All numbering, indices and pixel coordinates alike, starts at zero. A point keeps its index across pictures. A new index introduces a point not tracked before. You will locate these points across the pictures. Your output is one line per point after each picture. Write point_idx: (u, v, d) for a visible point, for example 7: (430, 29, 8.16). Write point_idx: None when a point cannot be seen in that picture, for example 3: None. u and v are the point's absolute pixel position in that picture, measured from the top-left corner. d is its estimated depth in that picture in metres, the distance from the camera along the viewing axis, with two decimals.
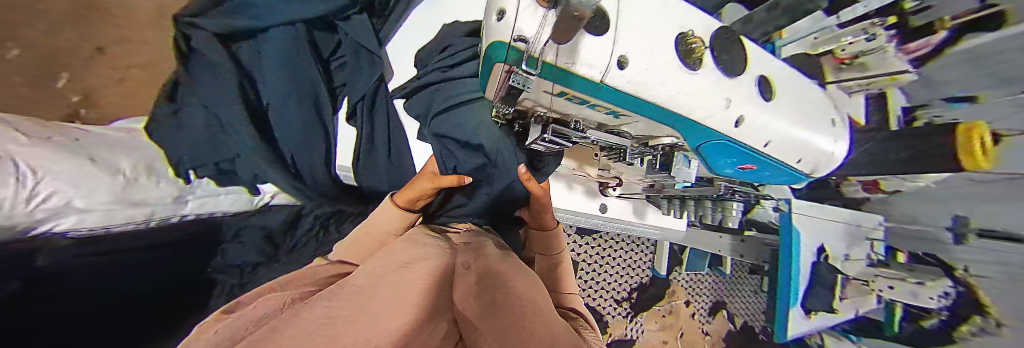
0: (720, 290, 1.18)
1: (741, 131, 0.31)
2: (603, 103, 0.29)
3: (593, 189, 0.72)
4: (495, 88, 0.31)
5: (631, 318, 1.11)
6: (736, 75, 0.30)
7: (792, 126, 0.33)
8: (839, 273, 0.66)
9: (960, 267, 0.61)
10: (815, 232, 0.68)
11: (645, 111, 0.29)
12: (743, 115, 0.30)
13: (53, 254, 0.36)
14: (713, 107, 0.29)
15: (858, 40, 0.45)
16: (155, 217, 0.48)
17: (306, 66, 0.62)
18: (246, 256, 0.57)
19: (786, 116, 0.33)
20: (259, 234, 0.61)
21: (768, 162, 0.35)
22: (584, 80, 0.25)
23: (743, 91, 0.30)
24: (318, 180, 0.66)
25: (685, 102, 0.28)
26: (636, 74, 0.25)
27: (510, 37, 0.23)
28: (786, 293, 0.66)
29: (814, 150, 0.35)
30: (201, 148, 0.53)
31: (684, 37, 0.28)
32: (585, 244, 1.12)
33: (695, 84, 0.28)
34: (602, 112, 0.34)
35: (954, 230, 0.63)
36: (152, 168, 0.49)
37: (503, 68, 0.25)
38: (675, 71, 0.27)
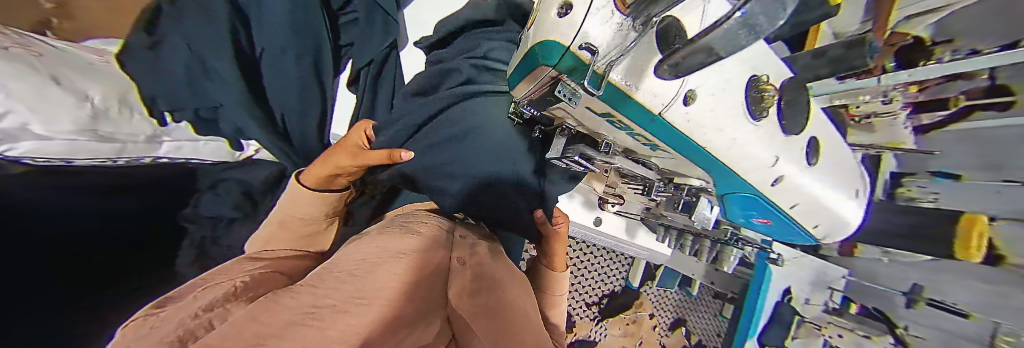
0: (684, 308, 1.24)
1: (776, 189, 0.31)
2: (647, 134, 0.29)
3: (592, 200, 0.72)
4: (535, 85, 0.29)
5: (597, 322, 1.16)
6: (793, 133, 0.29)
7: (824, 193, 0.33)
8: (797, 315, 0.72)
9: (902, 326, 0.66)
10: (785, 276, 0.70)
11: (690, 151, 0.29)
12: (784, 174, 0.30)
13: (6, 178, 0.32)
14: (762, 162, 0.29)
15: (874, 102, 0.44)
16: (124, 157, 0.45)
17: (311, 17, 0.56)
18: (222, 209, 0.55)
19: (823, 182, 0.33)
20: (237, 188, 0.58)
21: (786, 221, 0.35)
22: (637, 106, 0.24)
23: (794, 150, 0.30)
24: (308, 145, 0.62)
25: (737, 150, 0.27)
26: (698, 111, 0.25)
27: (573, 41, 0.21)
28: (746, 325, 0.71)
29: (834, 217, 0.35)
30: (177, 88, 0.48)
31: (758, 79, 0.26)
32: (568, 247, 1.14)
33: (752, 135, 0.27)
34: (639, 141, 0.33)
35: (907, 294, 0.65)
36: (125, 101, 0.45)
37: (550, 72, 0.25)
38: (738, 118, 0.26)
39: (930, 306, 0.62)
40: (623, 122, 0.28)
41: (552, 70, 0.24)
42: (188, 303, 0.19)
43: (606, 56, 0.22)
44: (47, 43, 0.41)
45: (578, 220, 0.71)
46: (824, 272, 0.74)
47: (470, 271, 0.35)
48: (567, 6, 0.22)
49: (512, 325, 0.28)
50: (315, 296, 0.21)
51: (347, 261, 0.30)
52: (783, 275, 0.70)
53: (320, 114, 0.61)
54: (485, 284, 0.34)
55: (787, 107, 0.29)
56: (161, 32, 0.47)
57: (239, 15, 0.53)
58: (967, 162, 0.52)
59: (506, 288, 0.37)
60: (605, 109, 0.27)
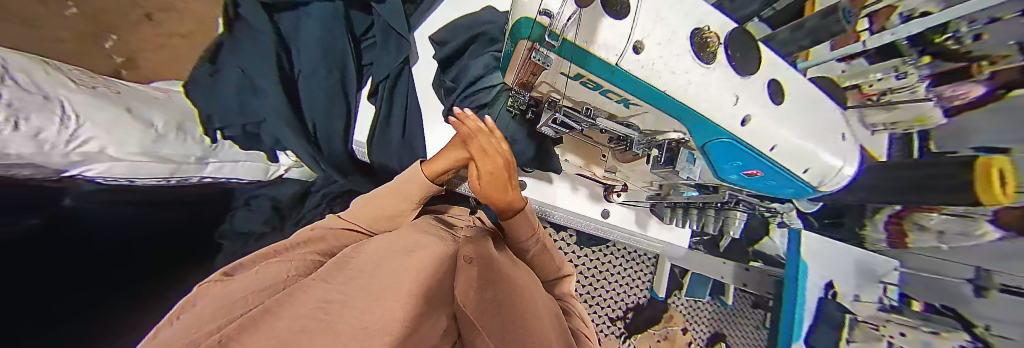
0: (721, 321, 1.13)
1: (746, 131, 0.32)
2: (614, 89, 0.31)
3: (598, 193, 0.72)
4: (518, 61, 0.34)
5: (624, 339, 1.07)
6: (747, 74, 0.31)
7: (801, 136, 0.33)
8: (848, 313, 0.65)
9: (980, 324, 0.58)
10: (821, 266, 0.65)
11: (655, 100, 0.30)
12: (750, 114, 0.31)
13: (74, 196, 0.36)
14: (722, 101, 0.30)
15: (887, 77, 0.55)
16: (176, 177, 0.50)
17: (336, 46, 0.65)
18: (252, 224, 0.60)
19: (794, 122, 0.33)
20: (268, 203, 0.64)
21: (773, 167, 0.35)
22: (600, 62, 0.27)
23: (754, 91, 0.31)
24: (335, 152, 0.68)
25: (694, 92, 0.29)
26: (649, 58, 0.27)
27: (536, 12, 0.26)
28: (789, 323, 0.63)
29: (821, 161, 0.34)
30: (230, 109, 0.57)
31: (701, 31, 0.29)
32: (584, 254, 1.11)
33: (706, 77, 0.29)
34: (614, 101, 0.34)
35: (974, 282, 0.60)
36: (183, 127, 0.51)
37: (526, 44, 0.30)
38: (688, 63, 0.28)
39: (1003, 295, 0.57)
40: (592, 82, 0.31)
41: (527, 43, 0.29)
42: (210, 301, 0.21)
43: (561, 18, 0.26)
44: (122, 83, 0.49)
45: (586, 213, 0.71)
46: (868, 262, 0.68)
47: (480, 267, 0.35)
48: None
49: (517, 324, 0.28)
50: (325, 291, 0.23)
51: (354, 253, 0.33)
52: (819, 264, 0.65)
53: (343, 120, 0.67)
54: (494, 273, 0.35)
55: (735, 54, 0.31)
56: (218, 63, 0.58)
57: (281, 44, 0.63)
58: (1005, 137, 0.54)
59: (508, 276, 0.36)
60: (573, 70, 0.30)
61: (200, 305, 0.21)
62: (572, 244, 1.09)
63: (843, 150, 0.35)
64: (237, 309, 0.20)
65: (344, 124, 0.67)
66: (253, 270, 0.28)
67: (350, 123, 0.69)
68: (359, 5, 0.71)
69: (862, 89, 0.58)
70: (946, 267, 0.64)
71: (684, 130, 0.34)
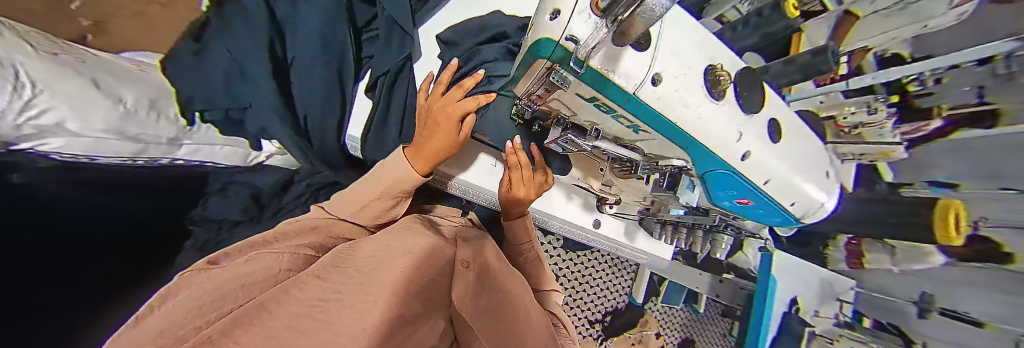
0: (692, 327, 1.19)
1: (745, 165, 0.33)
2: (626, 114, 0.31)
3: (590, 203, 0.73)
4: (535, 77, 0.33)
5: (602, 342, 1.11)
6: (752, 112, 0.32)
7: (794, 173, 0.35)
8: (806, 327, 0.70)
9: (919, 342, 0.65)
10: (789, 284, 0.69)
11: (663, 129, 0.31)
12: (750, 150, 0.33)
13: (28, 172, 0.33)
14: (728, 136, 0.31)
15: (858, 112, 0.56)
16: (141, 157, 0.47)
17: (335, 35, 0.62)
18: (229, 212, 0.59)
19: (789, 159, 0.35)
20: (246, 191, 0.62)
21: (763, 199, 0.37)
22: (618, 89, 0.28)
23: (756, 128, 0.33)
24: (327, 148, 0.67)
25: (703, 126, 0.30)
26: (666, 90, 0.28)
27: (561, 35, 0.25)
28: (755, 334, 0.67)
29: (808, 197, 0.36)
30: (215, 95, 0.53)
31: (713, 69, 0.30)
32: (569, 259, 1.13)
33: (715, 113, 0.30)
34: (624, 124, 0.35)
35: (919, 304, 0.65)
36: (156, 104, 0.47)
37: (546, 63, 0.29)
38: (701, 97, 0.29)
39: (941, 316, 0.62)
40: (604, 104, 0.31)
41: (547, 62, 0.29)
42: (183, 297, 0.20)
43: (587, 46, 0.25)
44: (87, 51, 0.44)
45: (576, 221, 0.72)
46: (830, 282, 0.74)
47: (474, 273, 0.37)
48: (555, 11, 0.26)
49: (511, 333, 0.29)
50: (322, 290, 0.23)
51: (351, 254, 0.32)
52: (787, 282, 0.69)
53: (338, 116, 0.65)
54: (491, 285, 0.36)
55: (744, 92, 0.31)
56: (203, 42, 0.52)
57: (276, 27, 0.59)
58: (968, 172, 0.55)
59: (503, 288, 0.37)
60: (591, 93, 0.30)
61: (176, 298, 0.20)
62: (557, 248, 1.11)
63: (826, 187, 0.38)
64: (210, 310, 0.19)
65: (337, 122, 0.66)
66: (242, 258, 0.27)
67: (343, 118, 0.66)
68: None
69: (835, 120, 0.59)
70: (894, 289, 0.70)
71: (687, 158, 0.36)
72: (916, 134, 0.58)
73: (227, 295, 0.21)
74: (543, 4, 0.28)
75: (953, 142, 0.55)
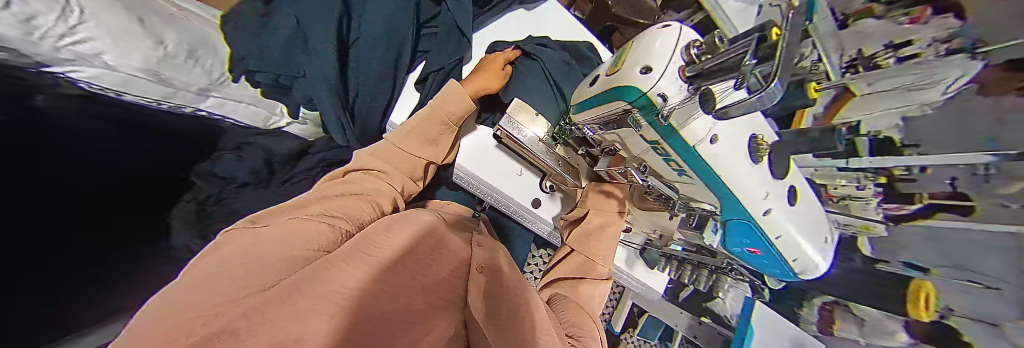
0: None
1: (766, 221, 0.35)
2: (679, 162, 0.33)
3: None
4: (604, 113, 0.35)
5: None
6: (779, 178, 0.34)
7: (802, 237, 0.37)
8: None
9: None
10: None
11: (706, 180, 0.33)
12: (772, 208, 0.34)
13: (53, 98, 0.32)
14: (757, 195, 0.33)
15: (849, 185, 0.47)
16: (168, 101, 0.46)
17: (400, 29, 0.64)
18: (238, 171, 0.56)
19: (803, 223, 0.36)
20: (259, 154, 0.59)
21: (773, 252, 0.38)
22: (681, 139, 0.30)
23: (782, 192, 0.35)
24: (367, 127, 0.67)
25: (744, 184, 0.32)
26: (722, 150, 0.30)
27: (651, 89, 0.27)
28: None
29: (810, 258, 0.38)
30: (271, 58, 0.54)
31: (757, 139, 0.32)
32: None
33: (752, 173, 0.32)
34: (670, 168, 0.37)
35: None
36: (195, 53, 0.47)
37: (624, 105, 0.31)
38: (743, 159, 0.31)
39: None
40: (663, 149, 0.33)
41: (626, 104, 0.31)
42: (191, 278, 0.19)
43: (673, 104, 0.28)
44: None
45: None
46: None
47: (487, 278, 0.37)
48: (646, 66, 0.28)
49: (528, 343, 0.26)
50: (349, 275, 0.22)
51: (389, 232, 0.33)
52: None
53: (386, 100, 0.66)
54: (504, 290, 0.35)
55: (776, 161, 0.34)
56: (273, 7, 0.54)
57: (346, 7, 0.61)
58: (934, 259, 0.45)
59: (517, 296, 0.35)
60: (654, 138, 0.32)
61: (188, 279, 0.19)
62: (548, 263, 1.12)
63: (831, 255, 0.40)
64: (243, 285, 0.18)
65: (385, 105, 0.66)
66: (280, 225, 0.28)
67: (390, 106, 0.67)
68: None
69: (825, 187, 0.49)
70: None
71: (716, 204, 0.37)
72: (896, 210, 0.46)
73: (256, 269, 0.21)
74: (632, 54, 0.31)
75: (927, 229, 0.45)
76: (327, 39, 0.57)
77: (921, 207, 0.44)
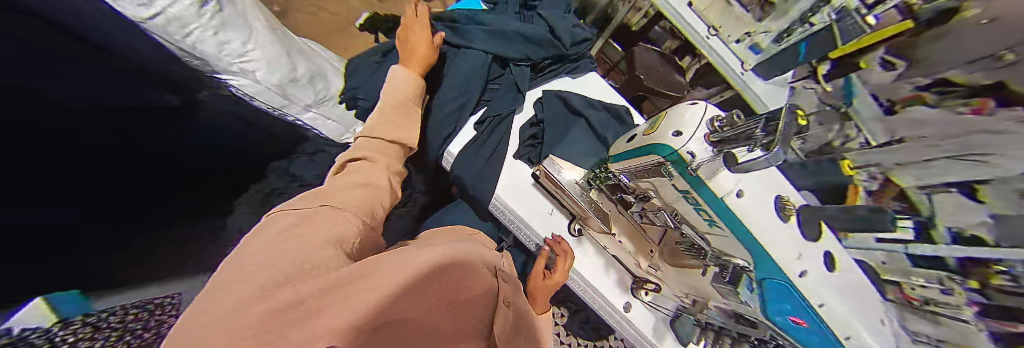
0: None
1: (805, 284, 0.32)
2: (711, 212, 0.34)
3: (626, 283, 0.58)
4: (639, 164, 0.38)
5: None
6: (813, 240, 0.34)
7: (861, 318, 0.32)
8: None
9: None
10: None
11: (735, 229, 0.33)
12: (808, 271, 0.33)
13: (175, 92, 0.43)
14: (791, 254, 0.33)
15: (929, 285, 0.37)
16: (281, 110, 0.59)
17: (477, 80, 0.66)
18: (308, 171, 0.70)
19: (852, 299, 0.33)
20: (327, 159, 0.72)
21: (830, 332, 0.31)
22: (709, 190, 0.32)
23: (816, 257, 0.34)
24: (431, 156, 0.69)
25: (770, 238, 0.32)
26: (747, 204, 0.32)
27: (681, 147, 0.31)
28: None
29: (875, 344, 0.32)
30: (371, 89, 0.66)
31: (783, 200, 0.35)
32: None
33: (784, 231, 0.33)
34: (700, 217, 0.37)
35: None
36: (317, 79, 0.63)
37: (659, 159, 0.34)
38: (767, 215, 0.33)
39: None
40: (692, 197, 0.34)
41: (660, 158, 0.34)
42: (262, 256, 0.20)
43: (703, 159, 0.30)
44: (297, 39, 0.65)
45: (604, 297, 0.57)
46: None
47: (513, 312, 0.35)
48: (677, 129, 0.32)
49: None
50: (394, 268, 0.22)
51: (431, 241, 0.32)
52: None
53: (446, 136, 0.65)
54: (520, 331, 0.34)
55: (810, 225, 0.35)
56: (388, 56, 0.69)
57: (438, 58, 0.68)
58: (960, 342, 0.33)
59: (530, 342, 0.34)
60: (686, 187, 0.34)
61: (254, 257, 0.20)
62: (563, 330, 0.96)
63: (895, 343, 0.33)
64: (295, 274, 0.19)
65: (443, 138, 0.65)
66: (307, 214, 0.26)
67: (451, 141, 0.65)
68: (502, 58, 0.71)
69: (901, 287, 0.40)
70: None
71: (750, 261, 0.35)
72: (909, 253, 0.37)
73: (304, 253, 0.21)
74: (662, 117, 0.36)
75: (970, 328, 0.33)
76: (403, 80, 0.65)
77: (962, 262, 0.34)
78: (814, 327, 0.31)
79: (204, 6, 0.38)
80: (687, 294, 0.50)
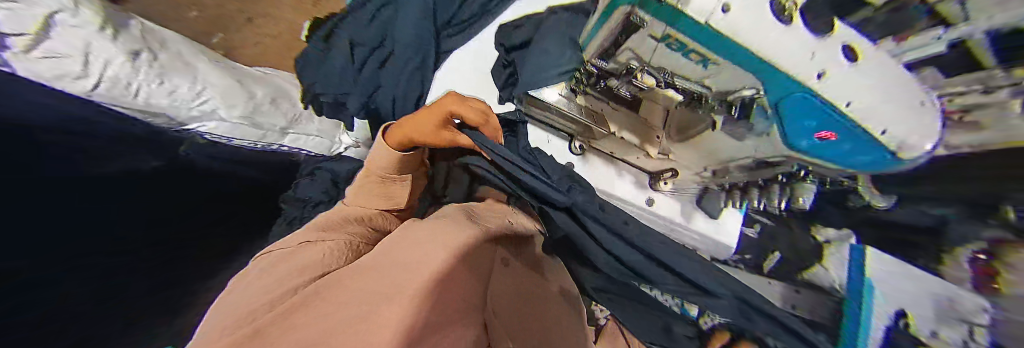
0: None
1: (834, 88, 0.21)
2: (705, 53, 0.25)
3: (643, 180, 0.53)
4: (617, 23, 0.31)
5: None
6: (826, 37, 0.22)
7: (893, 98, 0.20)
8: None
9: None
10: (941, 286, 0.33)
11: (731, 56, 0.24)
12: (830, 69, 0.21)
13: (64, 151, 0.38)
14: (807, 55, 0.21)
15: None
16: (263, 141, 0.61)
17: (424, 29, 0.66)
18: (314, 192, 0.68)
19: (888, 83, 0.21)
20: (329, 175, 0.70)
21: (858, 134, 0.21)
22: (688, 21, 0.22)
23: (835, 48, 0.22)
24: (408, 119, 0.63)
25: (773, 39, 0.21)
26: (751, 14, 0.21)
27: None
28: None
29: (923, 116, 0.20)
30: (330, 77, 0.63)
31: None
32: None
33: (791, 39, 0.21)
34: (693, 61, 0.28)
35: None
36: (281, 97, 0.63)
37: (626, 9, 0.27)
38: (764, 21, 0.21)
39: None
40: (674, 41, 0.26)
41: (629, 7, 0.27)
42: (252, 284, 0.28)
43: None
44: (253, 70, 0.64)
45: (621, 198, 0.51)
46: None
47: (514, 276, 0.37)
48: None
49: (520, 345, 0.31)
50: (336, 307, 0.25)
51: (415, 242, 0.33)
52: None
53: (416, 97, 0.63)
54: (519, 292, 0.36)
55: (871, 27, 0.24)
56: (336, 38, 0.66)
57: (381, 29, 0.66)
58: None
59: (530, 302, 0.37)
60: (663, 29, 0.25)
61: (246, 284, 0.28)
62: None
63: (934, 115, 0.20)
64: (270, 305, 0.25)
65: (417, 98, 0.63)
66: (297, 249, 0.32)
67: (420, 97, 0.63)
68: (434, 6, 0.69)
69: None
70: None
71: (759, 84, 0.25)
72: None
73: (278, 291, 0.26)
74: None
75: None
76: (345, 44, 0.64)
77: None
78: (850, 139, 0.21)
79: (134, 60, 0.42)
80: (705, 168, 0.44)
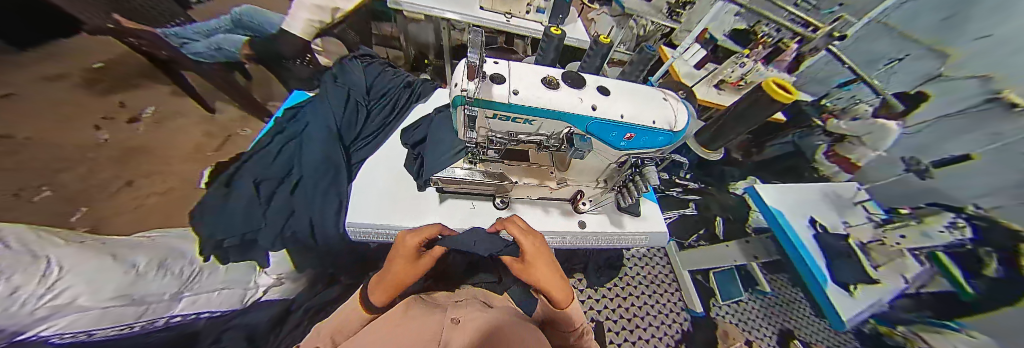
0: (773, 314, 0.99)
1: (600, 112, 0.36)
2: (524, 117, 0.37)
3: (567, 207, 0.62)
4: (462, 123, 0.41)
5: None
6: (581, 86, 0.38)
7: (635, 105, 0.38)
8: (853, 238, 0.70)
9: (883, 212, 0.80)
10: (960, 186, 0.80)
11: (535, 113, 0.36)
12: (595, 103, 0.36)
13: None
14: (573, 102, 0.36)
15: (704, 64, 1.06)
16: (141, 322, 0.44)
17: (333, 148, 0.69)
18: None
19: (626, 102, 0.38)
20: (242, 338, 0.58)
21: (636, 127, 0.37)
22: (500, 104, 0.35)
23: (591, 93, 0.37)
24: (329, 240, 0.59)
25: (546, 100, 0.35)
26: (527, 94, 0.35)
27: (459, 92, 0.35)
28: (809, 271, 0.66)
29: (657, 112, 0.38)
30: (235, 220, 0.56)
31: (548, 79, 0.37)
32: (605, 296, 0.93)
33: (554, 94, 0.36)
34: (520, 123, 0.39)
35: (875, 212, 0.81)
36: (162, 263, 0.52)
37: (462, 109, 0.38)
38: (539, 90, 0.36)
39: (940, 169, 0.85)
40: (500, 116, 0.38)
41: (461, 107, 0.37)
42: None
43: (472, 92, 0.34)
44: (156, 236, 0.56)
45: (554, 230, 0.58)
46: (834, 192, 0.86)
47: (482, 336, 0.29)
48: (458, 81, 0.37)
49: None
50: None
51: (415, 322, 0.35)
52: (787, 211, 0.75)
53: (337, 206, 0.60)
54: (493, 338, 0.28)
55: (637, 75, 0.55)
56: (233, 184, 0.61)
57: (289, 164, 0.68)
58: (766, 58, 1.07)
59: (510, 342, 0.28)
60: (490, 112, 0.37)
61: None
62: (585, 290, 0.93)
63: (677, 105, 0.40)
64: None
65: (336, 209, 0.59)
66: None
67: (341, 207, 0.59)
68: (352, 134, 0.77)
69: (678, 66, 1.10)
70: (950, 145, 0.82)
71: (566, 124, 0.38)
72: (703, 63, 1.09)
73: None
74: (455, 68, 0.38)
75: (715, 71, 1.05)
76: (248, 189, 0.60)
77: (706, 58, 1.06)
78: (642, 132, 0.37)
79: None
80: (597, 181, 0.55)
